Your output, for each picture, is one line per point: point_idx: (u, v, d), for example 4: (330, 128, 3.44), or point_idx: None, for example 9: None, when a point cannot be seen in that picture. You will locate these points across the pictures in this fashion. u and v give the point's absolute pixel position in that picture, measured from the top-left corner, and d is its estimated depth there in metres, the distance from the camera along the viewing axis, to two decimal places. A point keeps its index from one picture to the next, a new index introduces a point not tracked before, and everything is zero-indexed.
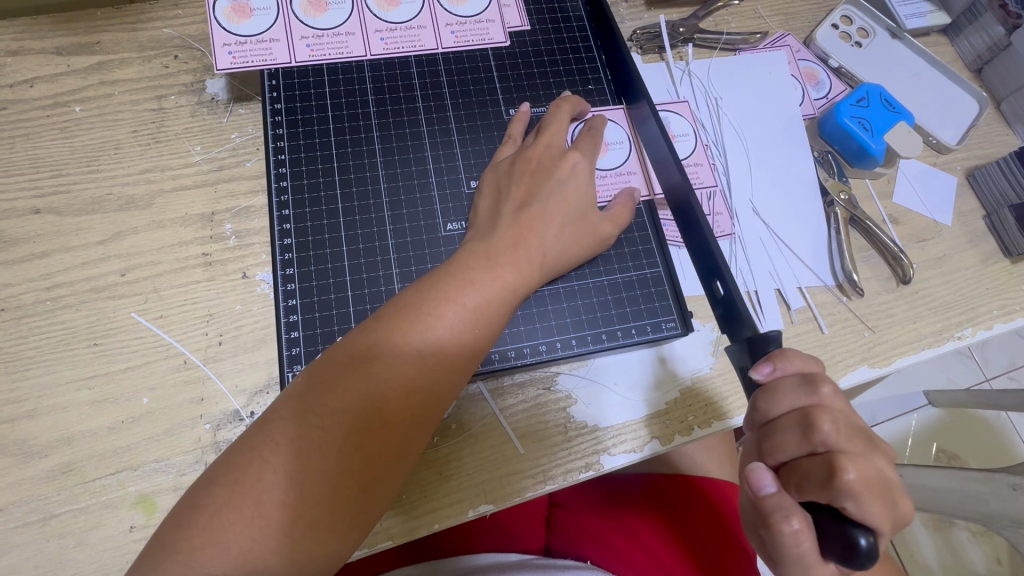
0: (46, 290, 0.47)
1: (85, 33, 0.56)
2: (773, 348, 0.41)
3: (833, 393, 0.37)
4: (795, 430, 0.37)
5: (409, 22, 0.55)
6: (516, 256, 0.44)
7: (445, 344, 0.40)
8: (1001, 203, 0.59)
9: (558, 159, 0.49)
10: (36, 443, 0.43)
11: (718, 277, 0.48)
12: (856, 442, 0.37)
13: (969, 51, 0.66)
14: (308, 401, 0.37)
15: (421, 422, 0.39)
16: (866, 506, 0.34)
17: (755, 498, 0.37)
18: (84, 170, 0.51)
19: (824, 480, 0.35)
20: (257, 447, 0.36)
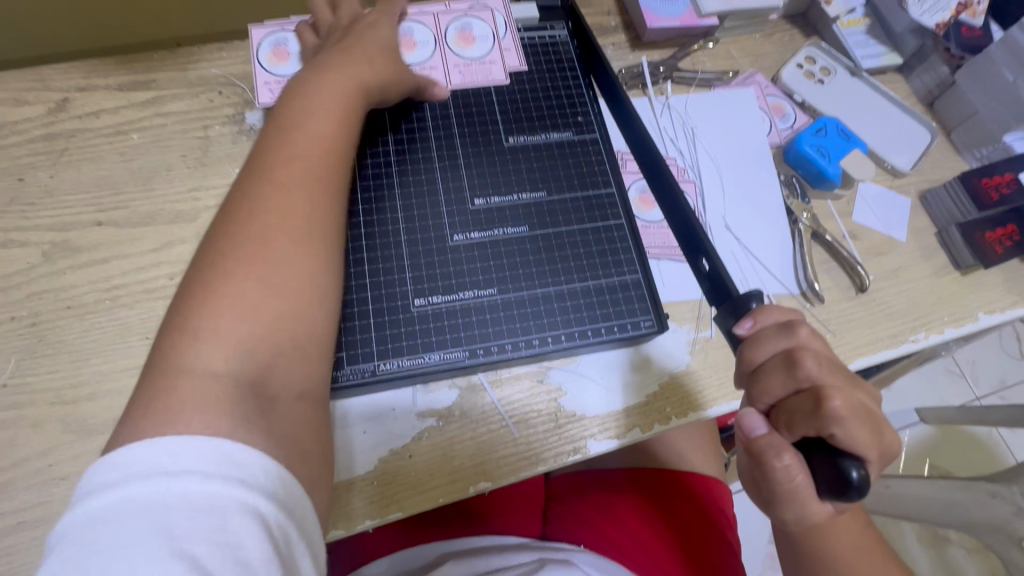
0: (105, 291, 0.55)
1: (143, 72, 0.64)
2: (757, 305, 0.39)
3: (810, 332, 0.37)
4: (780, 371, 0.37)
5: (423, 64, 0.64)
6: (315, 147, 0.48)
7: (292, 200, 0.44)
8: (950, 222, 0.66)
9: (369, 42, 0.57)
10: (94, 422, 0.50)
11: (702, 254, 0.47)
12: (840, 375, 0.37)
13: (921, 87, 0.74)
14: (226, 270, 0.40)
15: (317, 220, 0.45)
16: (854, 431, 0.34)
17: (748, 442, 0.37)
18: (140, 189, 0.59)
19: (812, 412, 0.35)
20: (189, 320, 0.39)
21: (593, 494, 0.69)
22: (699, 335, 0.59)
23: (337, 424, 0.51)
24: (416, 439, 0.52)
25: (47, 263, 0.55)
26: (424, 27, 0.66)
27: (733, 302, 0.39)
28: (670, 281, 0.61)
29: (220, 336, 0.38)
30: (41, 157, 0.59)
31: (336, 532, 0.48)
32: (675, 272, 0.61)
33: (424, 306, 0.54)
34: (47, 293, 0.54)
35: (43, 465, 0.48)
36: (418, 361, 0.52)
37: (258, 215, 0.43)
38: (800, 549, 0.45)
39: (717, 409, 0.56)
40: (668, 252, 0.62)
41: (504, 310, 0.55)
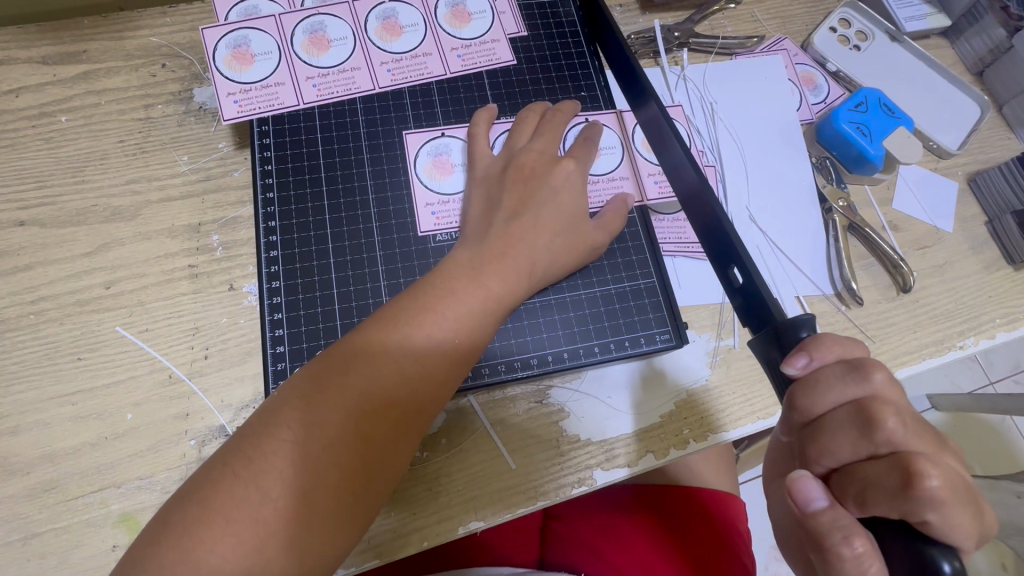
0: (29, 304, 0.47)
1: (71, 42, 0.55)
2: (808, 333, 0.35)
3: (889, 382, 0.33)
4: (849, 430, 0.32)
5: (414, 50, 0.54)
6: (503, 266, 0.44)
7: (426, 349, 0.39)
8: (1003, 209, 0.58)
9: (552, 167, 0.49)
10: (17, 460, 0.43)
11: (734, 263, 0.40)
12: (924, 440, 0.32)
13: (970, 54, 0.65)
14: (320, 393, 0.37)
15: (421, 400, 0.39)
16: (953, 517, 0.28)
17: (805, 515, 0.32)
18: (70, 181, 0.51)
19: (895, 487, 0.30)
20: (270, 433, 0.35)
21: (596, 513, 0.62)
22: (722, 345, 0.51)
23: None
24: None
25: None
26: (608, 129, 0.55)
27: (776, 330, 0.35)
28: (688, 281, 0.53)
29: (281, 469, 0.34)
30: None
31: None
32: (694, 272, 0.53)
33: None
34: None
35: None
36: None
37: (378, 373, 0.38)
38: None
39: (740, 430, 0.49)
40: (684, 249, 0.54)
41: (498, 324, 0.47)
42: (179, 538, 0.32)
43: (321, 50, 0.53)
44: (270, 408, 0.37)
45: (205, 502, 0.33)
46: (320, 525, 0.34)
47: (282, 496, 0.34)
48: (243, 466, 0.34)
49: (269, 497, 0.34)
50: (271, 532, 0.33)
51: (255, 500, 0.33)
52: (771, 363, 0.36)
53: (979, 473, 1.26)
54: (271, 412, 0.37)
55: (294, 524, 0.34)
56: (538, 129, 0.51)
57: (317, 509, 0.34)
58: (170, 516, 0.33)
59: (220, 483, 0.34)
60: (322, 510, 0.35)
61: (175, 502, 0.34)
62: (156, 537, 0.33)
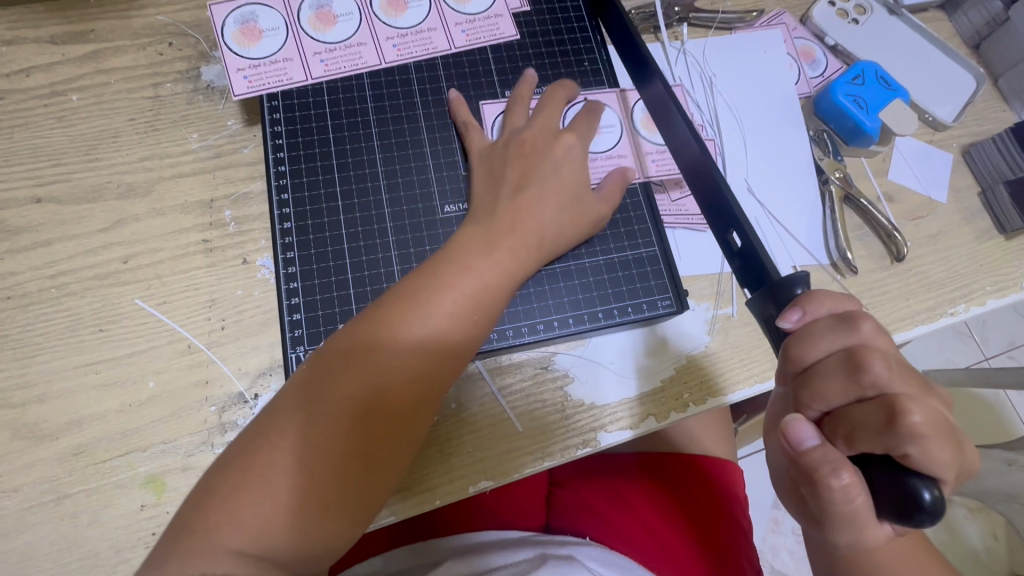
0: (50, 278, 0.48)
1: (79, 22, 0.56)
2: (802, 289, 0.37)
3: (875, 330, 0.35)
4: (840, 376, 0.35)
5: (419, 26, 0.55)
6: (513, 240, 0.45)
7: (441, 323, 0.41)
8: (996, 179, 0.59)
9: (557, 142, 0.50)
10: (46, 426, 0.44)
11: (733, 227, 0.42)
12: (908, 383, 0.35)
13: (967, 27, 0.66)
14: (340, 368, 0.38)
15: (438, 372, 0.41)
16: (931, 449, 0.32)
17: (797, 454, 0.35)
18: (83, 159, 0.52)
19: (882, 426, 0.33)
20: (294, 408, 0.37)
21: (599, 478, 0.65)
22: (719, 313, 0.53)
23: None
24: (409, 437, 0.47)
25: None
26: (608, 107, 0.55)
27: (773, 288, 0.38)
28: (687, 251, 0.54)
29: (307, 439, 0.36)
30: None
31: None
32: (693, 243, 0.55)
33: None
34: None
35: None
36: None
37: (396, 348, 0.39)
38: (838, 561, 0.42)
39: (740, 394, 0.51)
40: (684, 219, 0.55)
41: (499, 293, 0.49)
42: (221, 504, 0.35)
43: (326, 25, 0.54)
44: (294, 384, 0.39)
45: (235, 470, 0.35)
46: (345, 489, 0.36)
47: (307, 463, 0.36)
48: (270, 438, 0.36)
49: (296, 464, 0.36)
50: (312, 489, 0.36)
51: (284, 468, 0.36)
52: (770, 320, 0.39)
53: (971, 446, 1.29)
54: (295, 387, 0.38)
55: (322, 488, 0.36)
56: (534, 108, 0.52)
57: (341, 475, 0.36)
58: (206, 485, 0.36)
59: (249, 453, 0.36)
60: (353, 473, 0.37)
61: (210, 473, 0.36)
62: (193, 504, 0.35)
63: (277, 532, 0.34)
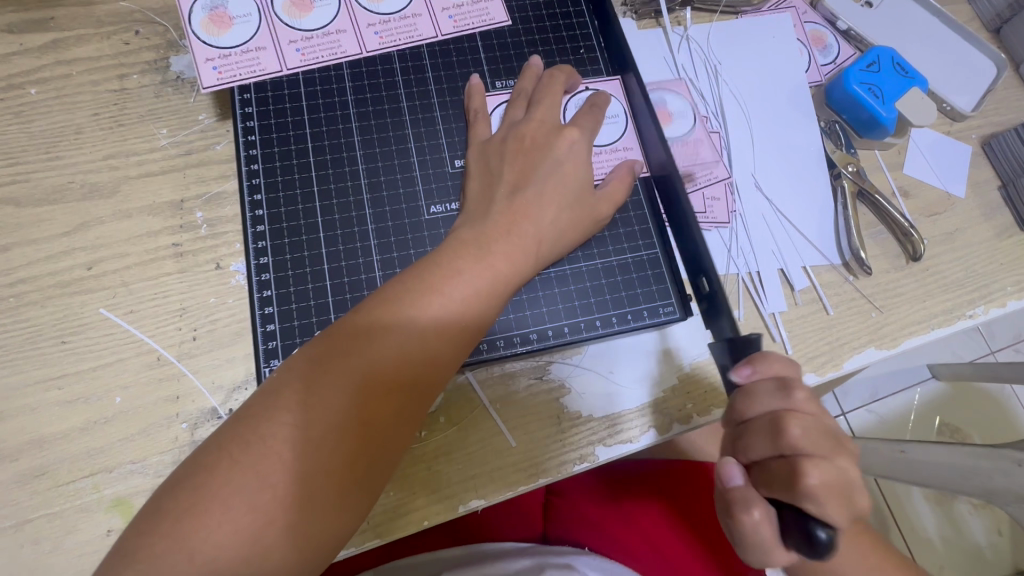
0: (8, 286, 0.45)
1: (38, 9, 0.52)
2: (757, 351, 0.36)
3: (809, 399, 0.34)
4: (765, 433, 0.34)
5: (403, 11, 0.51)
6: (510, 244, 0.42)
7: (433, 331, 0.38)
8: (1018, 173, 0.55)
9: (553, 137, 0.46)
10: (5, 446, 0.41)
11: (704, 274, 0.45)
12: (825, 444, 0.34)
13: (987, 10, 0.62)
14: (323, 375, 0.35)
15: (428, 383, 0.38)
16: (829, 509, 0.31)
17: (719, 492, 0.34)
18: (43, 157, 0.48)
19: (788, 483, 0.32)
20: (269, 416, 0.34)
21: (598, 486, 0.62)
22: None
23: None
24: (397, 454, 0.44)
25: None
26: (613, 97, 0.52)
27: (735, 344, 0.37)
28: None
29: (280, 454, 0.33)
30: None
31: None
32: None
33: None
34: None
35: None
36: None
37: (383, 356, 0.36)
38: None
39: None
40: None
41: None
42: (174, 527, 0.31)
43: (302, 11, 0.50)
44: (269, 389, 0.35)
45: (198, 488, 0.32)
46: (322, 508, 0.34)
47: (279, 482, 0.33)
48: (239, 451, 0.33)
49: (267, 483, 0.33)
50: (276, 514, 0.32)
51: (254, 485, 0.32)
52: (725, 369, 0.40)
53: (977, 442, 1.27)
54: (271, 393, 0.35)
55: (294, 509, 0.33)
56: (535, 99, 0.49)
57: (317, 495, 0.33)
58: (162, 506, 0.32)
59: (215, 467, 0.33)
60: (326, 497, 0.34)
61: (167, 491, 0.33)
62: (145, 530, 0.32)
63: (241, 556, 0.31)
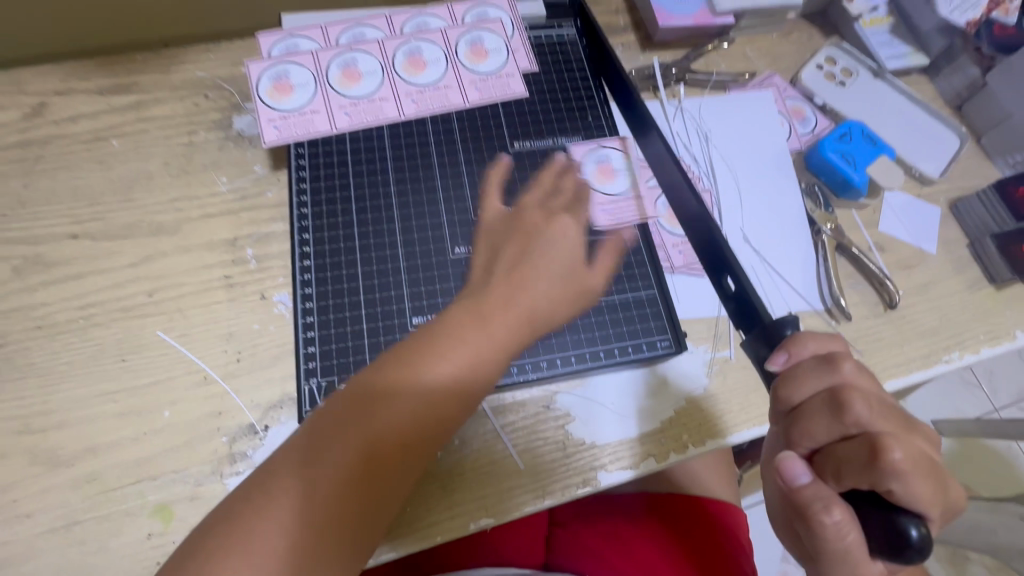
0: (79, 309, 0.51)
1: (125, 75, 0.61)
2: (791, 332, 0.36)
3: (858, 369, 0.34)
4: (825, 414, 0.33)
5: (437, 83, 0.60)
6: (509, 313, 0.45)
7: (447, 378, 0.42)
8: (983, 232, 0.62)
9: (549, 220, 0.51)
10: (63, 453, 0.46)
11: (726, 270, 0.44)
12: (892, 421, 0.33)
13: (948, 90, 0.70)
14: (349, 414, 0.40)
15: (439, 423, 0.42)
16: (916, 488, 0.30)
17: (788, 491, 0.33)
18: (119, 199, 0.55)
19: (867, 464, 0.31)
20: (303, 450, 0.39)
21: (597, 518, 0.65)
22: (717, 356, 0.54)
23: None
24: None
25: (17, 280, 0.51)
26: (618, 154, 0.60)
27: (765, 330, 0.37)
28: (687, 296, 0.57)
29: (310, 483, 0.38)
30: (14, 165, 0.56)
31: None
32: (692, 289, 0.57)
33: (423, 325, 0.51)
34: (18, 312, 0.50)
35: (7, 501, 0.44)
36: None
37: (403, 399, 0.41)
38: None
39: (738, 436, 0.52)
40: (686, 264, 0.57)
41: None
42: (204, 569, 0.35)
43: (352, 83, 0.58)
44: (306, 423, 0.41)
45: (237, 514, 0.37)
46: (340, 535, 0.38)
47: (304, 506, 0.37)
48: (274, 480, 0.38)
49: (296, 507, 0.37)
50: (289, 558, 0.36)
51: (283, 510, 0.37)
52: (761, 363, 0.37)
53: (984, 499, 1.27)
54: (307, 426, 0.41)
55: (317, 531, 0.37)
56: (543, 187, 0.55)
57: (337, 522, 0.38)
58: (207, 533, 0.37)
59: (254, 494, 0.37)
60: (336, 539, 0.38)
61: (200, 535, 0.37)
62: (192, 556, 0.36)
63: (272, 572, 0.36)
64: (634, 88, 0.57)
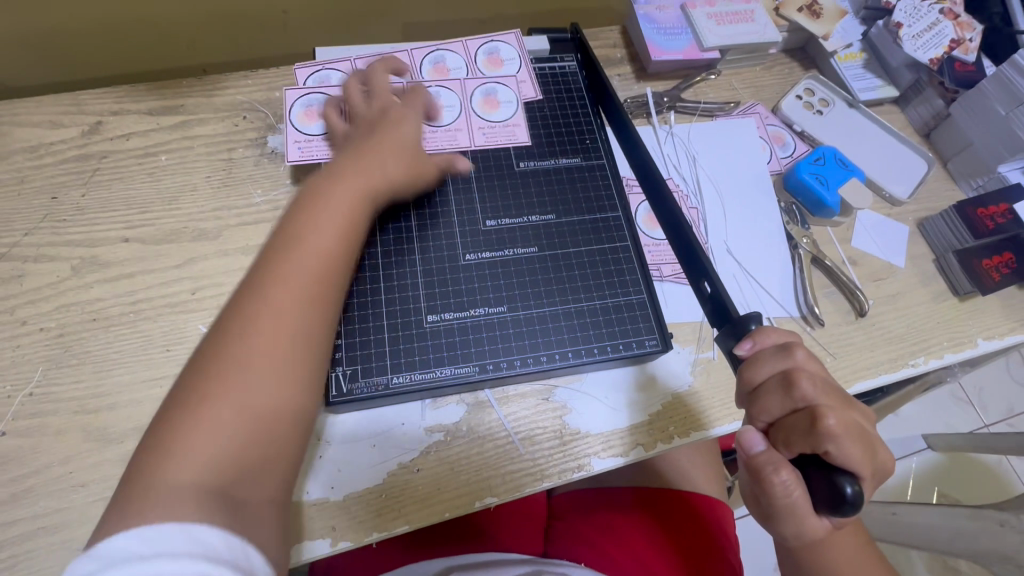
0: (130, 304, 0.57)
1: (173, 98, 0.68)
2: (756, 326, 0.41)
3: (807, 355, 0.39)
4: (777, 392, 0.39)
5: (449, 125, 0.66)
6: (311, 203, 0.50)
7: (321, 243, 0.47)
8: (947, 249, 0.67)
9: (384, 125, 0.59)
10: (114, 431, 0.52)
11: (704, 277, 0.50)
12: (834, 397, 0.39)
13: (917, 119, 0.76)
14: (260, 334, 0.42)
15: (337, 279, 0.47)
16: (848, 449, 0.36)
17: (746, 458, 0.38)
18: (166, 207, 0.62)
19: (809, 431, 0.37)
20: (219, 378, 0.41)
21: (594, 511, 0.70)
22: (702, 356, 0.60)
23: (334, 440, 0.53)
24: (423, 453, 0.53)
25: (75, 277, 0.58)
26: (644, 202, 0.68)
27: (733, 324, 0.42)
28: (675, 302, 0.63)
29: (232, 410, 0.40)
30: (74, 176, 0.62)
31: (344, 543, 0.49)
32: (679, 296, 0.63)
33: (438, 322, 0.56)
34: (75, 306, 0.56)
35: (64, 472, 0.50)
36: (433, 376, 0.54)
37: (293, 273, 0.44)
38: (796, 559, 0.44)
39: (721, 429, 0.57)
40: (673, 274, 0.64)
41: (500, 328, 0.57)
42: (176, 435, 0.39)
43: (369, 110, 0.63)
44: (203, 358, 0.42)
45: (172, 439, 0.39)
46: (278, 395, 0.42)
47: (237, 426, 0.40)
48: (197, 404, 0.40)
49: (223, 433, 0.39)
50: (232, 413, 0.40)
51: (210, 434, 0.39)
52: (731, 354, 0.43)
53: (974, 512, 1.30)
54: (205, 359, 0.41)
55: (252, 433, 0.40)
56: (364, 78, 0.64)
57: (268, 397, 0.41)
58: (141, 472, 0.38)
59: (174, 424, 0.39)
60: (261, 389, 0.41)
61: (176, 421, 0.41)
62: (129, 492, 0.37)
63: (211, 480, 0.38)
64: (630, 121, 0.64)
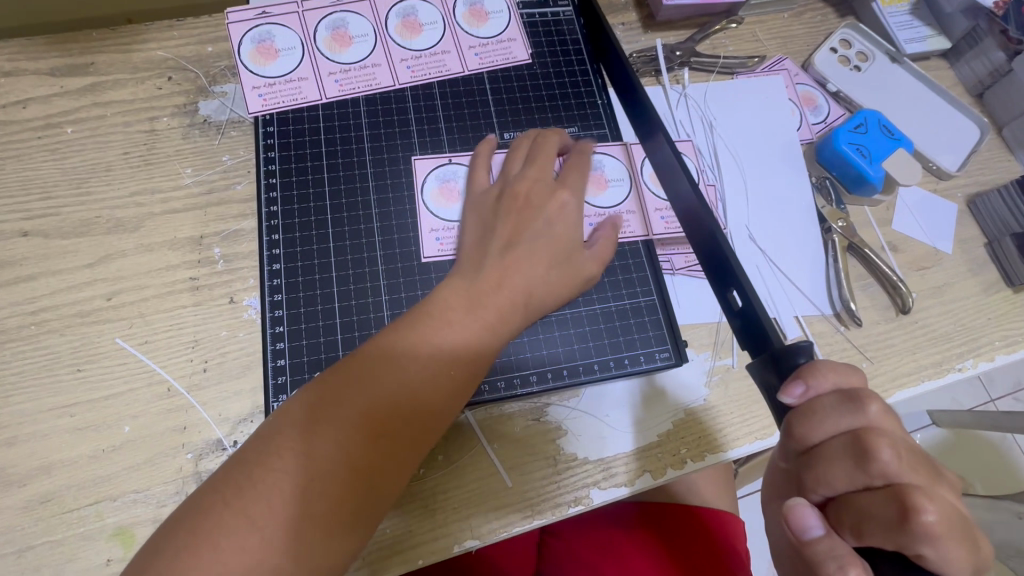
0: (30, 315, 0.47)
1: (79, 55, 0.56)
2: (806, 360, 0.34)
3: (883, 413, 0.33)
4: (845, 461, 0.32)
5: (433, 48, 0.57)
6: (499, 296, 0.43)
7: (450, 349, 0.41)
8: (1003, 231, 0.58)
9: (548, 198, 0.49)
10: (15, 472, 0.43)
11: (734, 285, 0.40)
12: (919, 473, 0.32)
13: (970, 76, 0.65)
14: (330, 462, 0.35)
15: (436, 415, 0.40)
16: (945, 550, 0.29)
17: (799, 542, 0.31)
18: (74, 192, 0.51)
19: (891, 519, 0.30)
20: (252, 490, 0.34)
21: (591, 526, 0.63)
22: (719, 365, 0.51)
23: None
24: None
25: None
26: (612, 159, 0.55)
27: (775, 355, 0.35)
28: (687, 300, 0.53)
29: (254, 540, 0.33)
30: None
31: None
32: (693, 292, 0.53)
33: None
34: None
35: None
36: None
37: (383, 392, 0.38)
38: None
39: (740, 450, 0.49)
40: (686, 266, 0.54)
41: None
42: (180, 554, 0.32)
43: (484, 170, 0.51)
44: (252, 459, 0.35)
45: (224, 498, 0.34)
46: (329, 525, 0.35)
47: (274, 529, 0.33)
48: (250, 479, 0.34)
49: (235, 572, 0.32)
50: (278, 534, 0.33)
51: (244, 528, 0.33)
52: (770, 389, 0.36)
53: (978, 490, 1.26)
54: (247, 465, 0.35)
55: (277, 561, 0.33)
56: (531, 155, 0.51)
57: (324, 524, 0.34)
58: (167, 534, 0.33)
59: (199, 525, 0.33)
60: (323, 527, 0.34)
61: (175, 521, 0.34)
62: (188, 529, 0.33)
63: None
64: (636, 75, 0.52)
